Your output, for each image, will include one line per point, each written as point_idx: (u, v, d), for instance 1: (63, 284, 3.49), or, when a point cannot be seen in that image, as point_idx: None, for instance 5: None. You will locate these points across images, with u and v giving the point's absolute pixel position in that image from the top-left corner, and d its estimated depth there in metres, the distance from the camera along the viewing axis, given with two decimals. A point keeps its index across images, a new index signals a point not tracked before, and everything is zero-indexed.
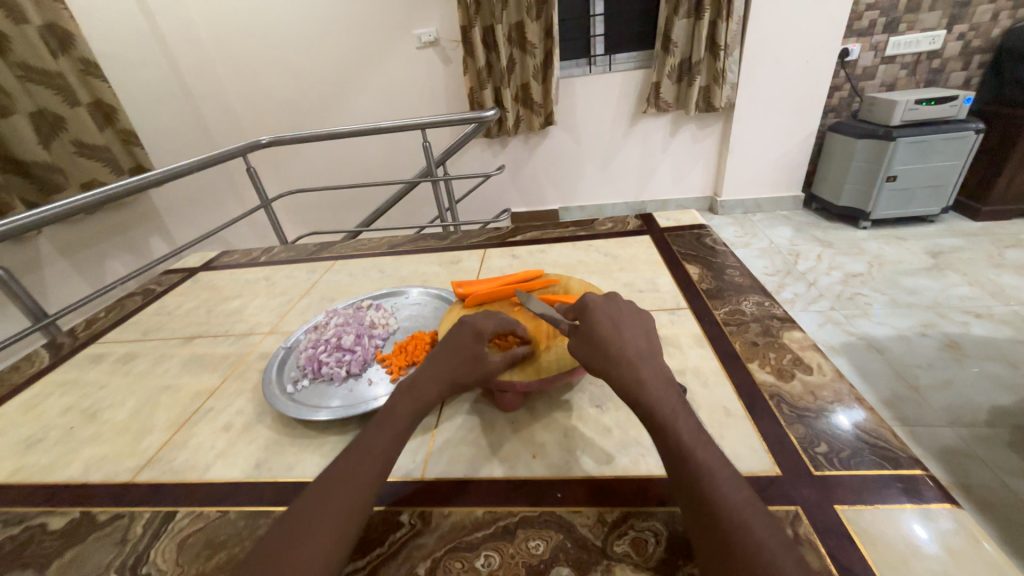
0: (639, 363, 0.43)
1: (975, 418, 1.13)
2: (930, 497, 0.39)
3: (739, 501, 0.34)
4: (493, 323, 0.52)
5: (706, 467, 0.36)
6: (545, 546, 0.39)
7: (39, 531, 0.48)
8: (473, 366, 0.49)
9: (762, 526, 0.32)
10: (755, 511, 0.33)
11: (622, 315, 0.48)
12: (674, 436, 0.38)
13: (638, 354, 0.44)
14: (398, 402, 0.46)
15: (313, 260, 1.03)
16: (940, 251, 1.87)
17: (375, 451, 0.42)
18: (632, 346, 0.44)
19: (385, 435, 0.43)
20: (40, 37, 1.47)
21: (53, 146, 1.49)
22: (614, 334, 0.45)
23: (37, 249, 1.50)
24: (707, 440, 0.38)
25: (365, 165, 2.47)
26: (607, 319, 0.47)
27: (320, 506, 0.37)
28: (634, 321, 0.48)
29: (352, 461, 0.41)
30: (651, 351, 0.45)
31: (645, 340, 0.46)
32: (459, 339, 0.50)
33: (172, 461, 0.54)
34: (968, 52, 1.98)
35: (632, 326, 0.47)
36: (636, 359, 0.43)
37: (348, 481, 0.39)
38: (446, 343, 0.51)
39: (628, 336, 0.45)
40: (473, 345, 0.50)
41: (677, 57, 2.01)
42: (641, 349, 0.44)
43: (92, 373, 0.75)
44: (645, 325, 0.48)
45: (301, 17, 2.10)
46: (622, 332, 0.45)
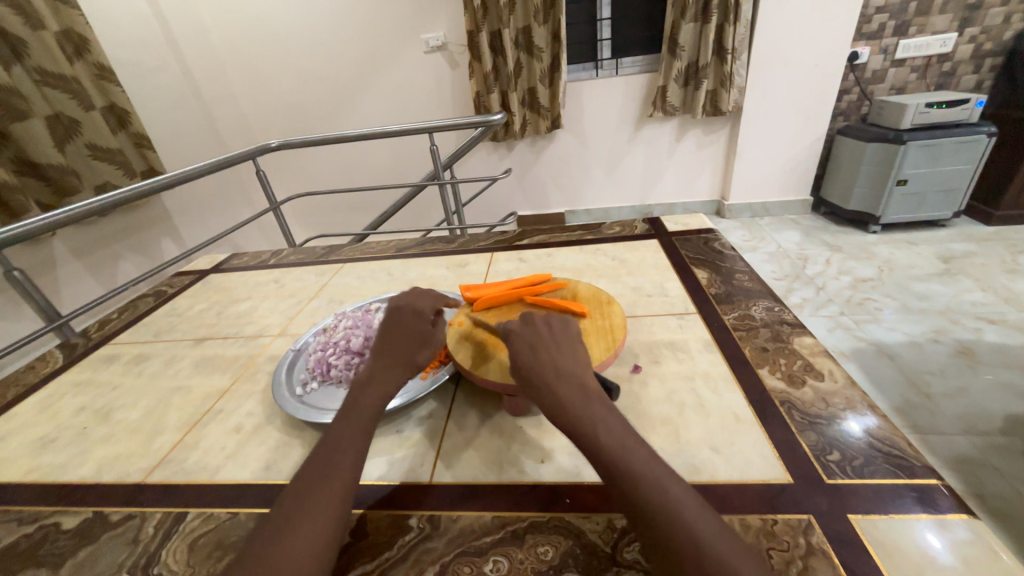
0: (571, 393, 0.41)
1: (988, 426, 1.11)
2: (945, 507, 0.39)
3: (705, 524, 0.32)
4: (431, 305, 0.56)
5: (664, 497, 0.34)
6: (554, 552, 0.39)
7: (53, 530, 0.48)
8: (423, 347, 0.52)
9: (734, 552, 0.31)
10: (725, 537, 0.32)
11: (540, 335, 0.47)
12: (620, 468, 0.36)
13: (569, 381, 0.42)
14: (366, 397, 0.46)
15: (322, 263, 1.04)
16: (952, 256, 1.85)
17: (348, 449, 0.42)
18: (557, 370, 0.44)
19: (357, 432, 0.43)
20: (56, 43, 1.50)
21: (67, 149, 1.51)
22: (545, 362, 0.44)
23: (51, 251, 1.52)
24: (662, 466, 0.36)
25: (373, 168, 2.48)
26: (536, 346, 0.46)
27: (300, 509, 0.37)
28: (559, 338, 0.47)
29: (325, 463, 0.40)
30: (579, 373, 0.43)
31: (567, 355, 0.45)
32: (407, 324, 0.53)
33: (183, 462, 0.54)
34: (980, 55, 1.96)
35: (557, 346, 0.46)
36: (566, 388, 0.42)
37: (323, 484, 0.39)
38: (393, 331, 0.52)
39: (556, 360, 0.44)
40: (422, 329, 0.53)
41: (685, 61, 2.01)
42: (561, 366, 0.44)
43: (105, 374, 0.76)
44: (570, 343, 0.47)
45: (310, 22, 2.13)
46: (547, 361, 0.44)
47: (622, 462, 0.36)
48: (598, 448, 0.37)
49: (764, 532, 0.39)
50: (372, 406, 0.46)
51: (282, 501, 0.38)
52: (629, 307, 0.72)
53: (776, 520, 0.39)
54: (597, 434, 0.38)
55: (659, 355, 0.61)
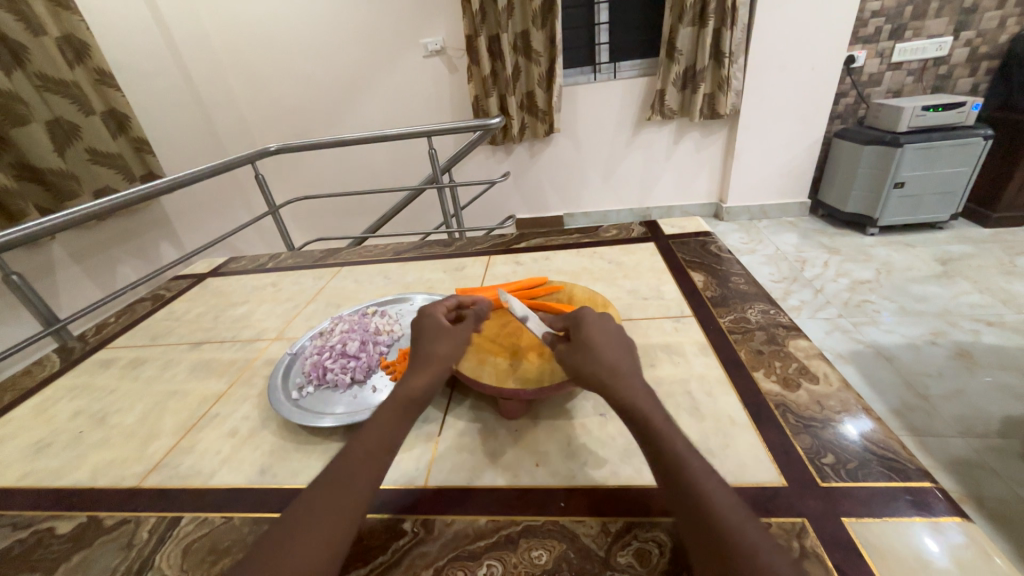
0: (624, 375, 0.43)
1: (987, 428, 1.11)
2: (939, 510, 0.39)
3: (730, 501, 0.34)
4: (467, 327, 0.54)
5: (698, 471, 0.36)
6: (548, 556, 0.39)
7: (47, 535, 0.48)
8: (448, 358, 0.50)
9: (755, 530, 0.32)
10: (748, 517, 0.33)
11: (609, 334, 0.47)
12: (663, 441, 0.38)
13: (625, 366, 0.44)
14: (390, 405, 0.46)
15: (320, 267, 1.04)
16: (949, 258, 1.85)
17: (366, 458, 0.41)
18: (616, 369, 0.44)
19: (382, 439, 0.43)
20: (57, 48, 1.51)
21: (67, 153, 1.52)
22: (601, 344, 0.45)
23: (50, 255, 1.52)
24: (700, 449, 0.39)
25: (372, 172, 2.49)
26: (596, 331, 0.47)
27: (310, 514, 0.37)
28: (617, 332, 0.48)
29: (346, 466, 0.40)
30: (634, 363, 0.45)
31: (624, 357, 0.45)
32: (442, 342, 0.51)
33: (178, 466, 0.54)
34: (975, 58, 1.97)
35: (618, 337, 0.47)
36: (621, 370, 0.44)
37: (342, 488, 0.39)
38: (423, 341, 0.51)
39: (613, 346, 0.46)
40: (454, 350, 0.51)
41: (682, 65, 2.02)
42: (620, 366, 0.44)
43: (101, 378, 0.76)
44: (628, 338, 0.48)
45: (309, 27, 2.14)
46: (610, 344, 0.46)
47: (666, 436, 0.38)
48: (646, 422, 0.40)
49: None
50: (401, 413, 0.45)
51: (301, 498, 0.39)
52: (625, 310, 0.72)
53: (770, 523, 0.39)
54: (647, 411, 0.40)
55: (655, 358, 0.61)
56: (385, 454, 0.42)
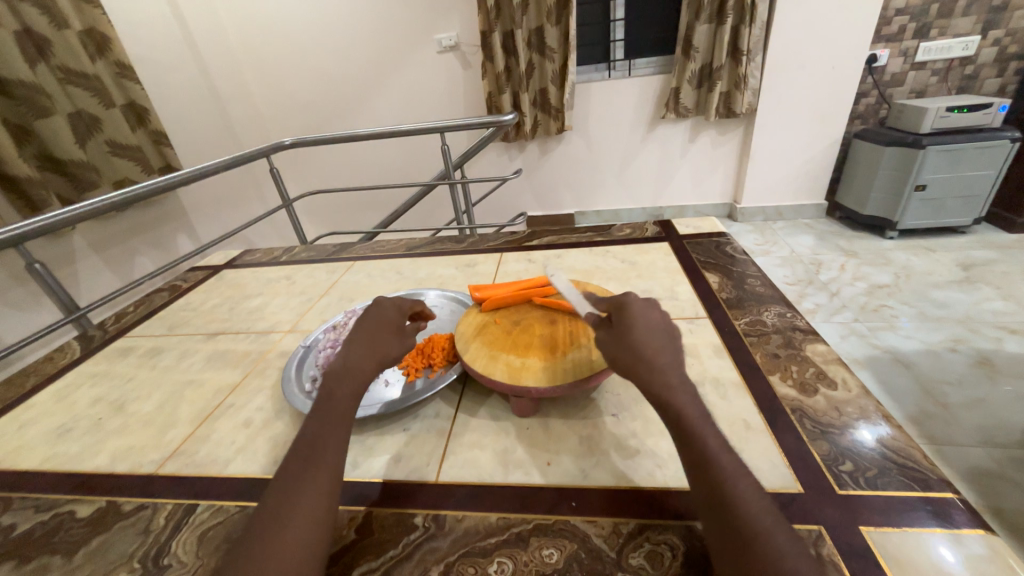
0: (667, 366, 0.41)
1: (1008, 439, 1.09)
2: (961, 522, 0.38)
3: (758, 505, 0.33)
4: (406, 301, 0.57)
5: (730, 475, 0.35)
6: (559, 555, 0.39)
7: (68, 518, 0.50)
8: (401, 340, 0.52)
9: (781, 534, 0.32)
10: (777, 523, 0.33)
11: (650, 321, 0.44)
12: (697, 440, 0.37)
13: (666, 355, 0.42)
14: (341, 391, 0.46)
15: (333, 261, 1.05)
16: (971, 264, 1.81)
17: (326, 445, 0.42)
18: (657, 358, 0.41)
19: (335, 427, 0.43)
20: (80, 42, 1.54)
21: (88, 146, 1.55)
22: (644, 334, 0.43)
23: (71, 245, 1.55)
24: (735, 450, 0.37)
25: (384, 167, 2.50)
26: (638, 318, 0.44)
27: (284, 506, 0.37)
28: (658, 321, 0.45)
29: (307, 460, 0.40)
30: (677, 353, 0.42)
31: (664, 344, 0.42)
32: (379, 315, 0.53)
33: (194, 454, 0.55)
34: (1004, 57, 1.91)
35: (659, 325, 0.44)
36: (661, 358, 0.41)
37: (307, 480, 0.39)
38: (368, 323, 0.52)
39: (656, 335, 0.43)
40: (394, 319, 0.54)
41: (698, 63, 1.99)
42: (661, 355, 0.42)
43: (120, 366, 0.77)
44: (672, 330, 0.45)
45: (325, 22, 2.15)
46: (654, 332, 0.43)
47: (700, 436, 0.37)
48: (682, 419, 0.38)
49: None
50: (349, 399, 0.46)
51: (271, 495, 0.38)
52: None
53: None
54: (683, 407, 0.39)
55: None
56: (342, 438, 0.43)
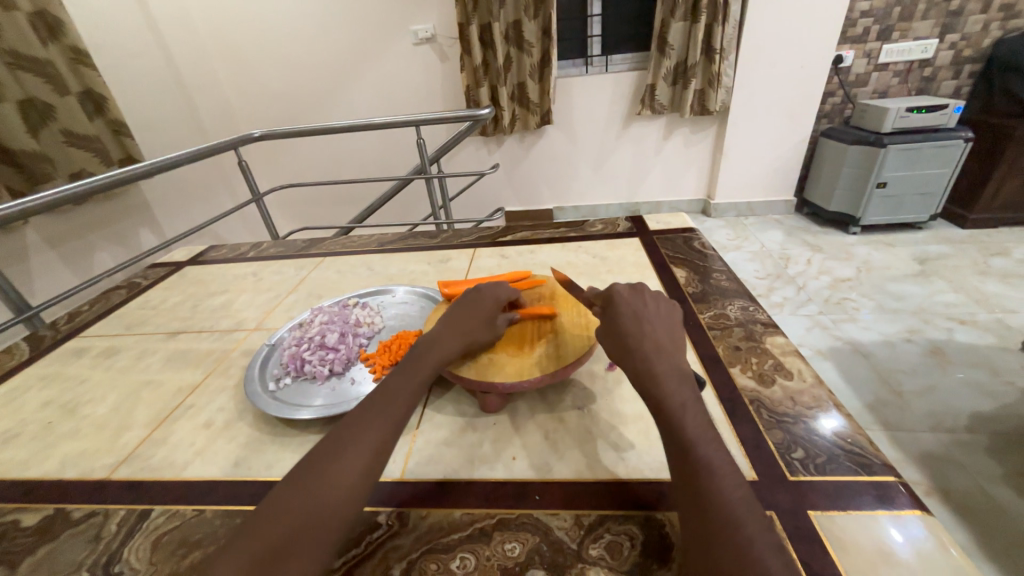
0: (656, 355, 0.44)
1: (955, 423, 1.15)
2: (901, 504, 0.40)
3: (728, 482, 0.35)
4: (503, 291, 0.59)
5: (705, 453, 0.37)
6: (521, 549, 0.39)
7: (12, 527, 0.47)
8: (489, 331, 0.54)
9: (746, 508, 0.33)
10: (744, 499, 0.34)
11: (646, 311, 0.49)
12: (678, 422, 0.39)
13: (658, 347, 0.45)
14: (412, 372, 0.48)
15: (302, 256, 1.03)
16: (927, 258, 1.89)
17: (383, 420, 0.43)
18: (657, 343, 0.46)
19: (396, 404, 0.44)
20: (29, 24, 1.45)
21: (42, 135, 1.46)
22: (635, 328, 0.47)
23: (23, 239, 1.47)
24: (713, 433, 0.39)
25: (359, 160, 2.45)
26: (630, 314, 0.48)
27: (326, 467, 0.38)
28: (657, 315, 0.49)
29: (360, 429, 0.42)
30: (671, 345, 0.46)
31: (665, 334, 0.47)
32: (477, 305, 0.56)
33: (150, 458, 0.53)
34: (959, 61, 2.00)
35: (655, 321, 0.48)
36: (652, 350, 0.45)
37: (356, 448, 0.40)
38: (458, 312, 0.55)
39: (648, 328, 0.47)
40: (490, 311, 0.55)
41: (673, 60, 2.02)
42: (660, 341, 0.46)
43: (73, 367, 0.74)
44: (672, 326, 0.49)
45: (296, 10, 2.08)
46: (643, 325, 0.47)
47: (681, 418, 0.39)
48: (666, 403, 0.41)
49: None
50: (417, 384, 0.47)
51: (305, 463, 0.39)
52: None
53: None
54: (668, 392, 0.42)
55: None
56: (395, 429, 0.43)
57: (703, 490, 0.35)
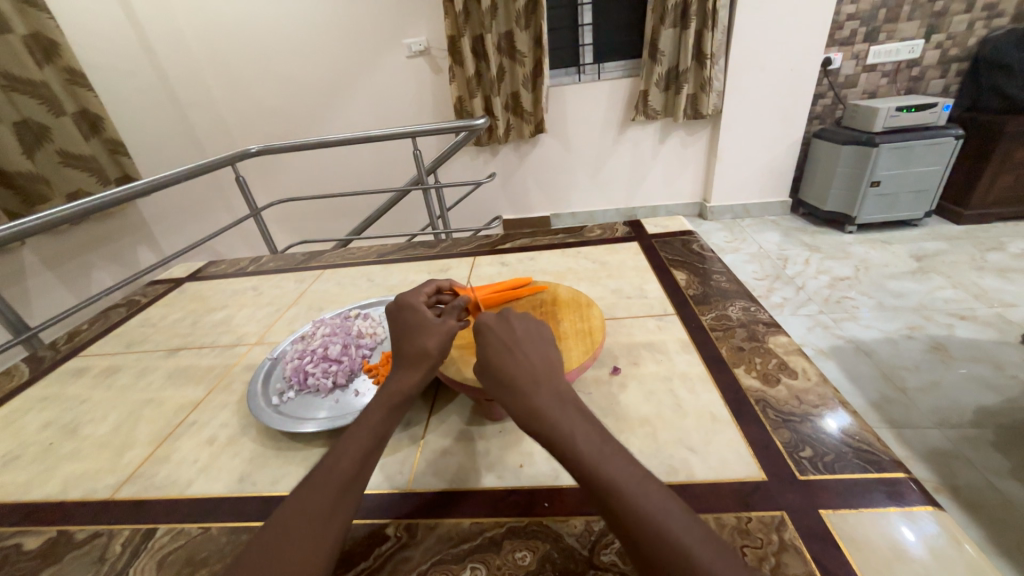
0: (534, 387, 0.41)
1: (962, 419, 1.15)
2: (912, 500, 0.40)
3: (663, 507, 0.32)
4: (417, 294, 0.55)
5: (623, 485, 0.33)
6: (532, 557, 0.39)
7: (14, 551, 0.47)
8: (428, 332, 0.49)
9: (682, 523, 0.31)
10: (684, 519, 0.32)
11: (516, 335, 0.45)
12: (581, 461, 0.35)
13: (534, 380, 0.41)
14: (378, 402, 0.45)
15: (302, 270, 1.03)
16: (924, 254, 1.90)
17: (354, 458, 0.40)
18: (532, 373, 0.42)
19: (365, 439, 0.42)
20: (25, 47, 1.46)
21: (37, 156, 1.47)
22: (508, 364, 0.43)
23: (21, 260, 1.47)
24: (621, 454, 0.36)
25: (356, 173, 2.46)
26: (497, 347, 0.44)
27: (298, 519, 0.36)
28: (530, 339, 0.46)
29: (331, 470, 0.39)
30: (547, 371, 0.43)
31: (540, 357, 0.44)
32: (406, 319, 0.52)
33: (153, 476, 0.53)
34: (946, 60, 2.03)
35: (525, 342, 0.45)
36: (528, 384, 0.41)
37: (328, 490, 0.38)
38: (398, 332, 0.51)
39: (519, 360, 0.43)
40: (419, 317, 0.51)
41: (664, 66, 2.04)
42: (537, 369, 0.42)
43: (73, 387, 0.73)
44: (545, 344, 0.46)
45: (291, 27, 2.11)
46: (515, 353, 0.43)
47: (578, 449, 0.36)
48: (562, 441, 0.37)
49: (738, 530, 0.39)
50: (382, 412, 0.44)
51: (293, 500, 0.38)
52: (609, 309, 0.73)
53: (750, 517, 0.40)
54: (560, 427, 0.37)
55: (638, 357, 0.61)
56: (373, 453, 0.42)
57: (630, 523, 0.32)
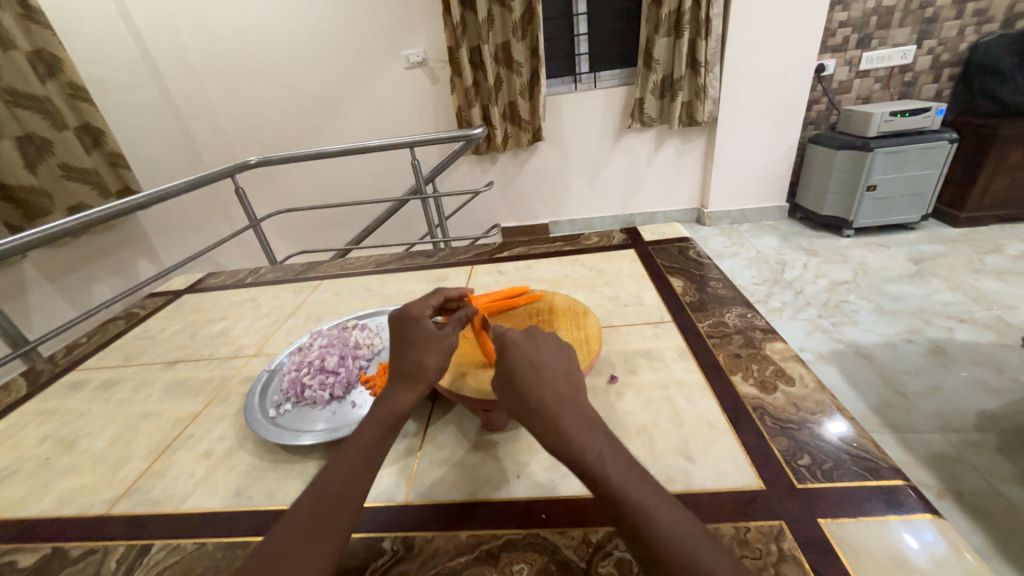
0: (561, 408, 0.41)
1: (963, 423, 1.14)
2: (912, 508, 0.39)
3: (692, 533, 0.33)
4: (423, 307, 0.54)
5: (647, 506, 0.34)
6: (529, 570, 0.38)
7: (8, 569, 0.46)
8: (432, 348, 0.49)
9: (712, 553, 0.32)
10: (703, 539, 0.32)
11: (542, 355, 0.46)
12: (606, 477, 0.36)
13: (559, 396, 0.42)
14: (373, 419, 0.45)
15: (301, 280, 1.03)
16: (922, 258, 1.91)
17: (348, 474, 0.40)
18: (558, 394, 0.42)
19: (359, 455, 0.42)
20: (29, 63, 1.48)
21: (39, 170, 1.47)
22: (534, 378, 0.43)
23: (21, 274, 1.48)
24: (641, 472, 0.37)
25: (355, 182, 2.48)
26: (523, 359, 0.45)
27: (292, 536, 0.36)
28: (552, 356, 0.46)
29: (325, 486, 0.40)
30: (569, 387, 0.43)
31: (564, 378, 0.44)
32: (409, 332, 0.51)
33: (149, 491, 0.53)
34: (938, 65, 2.05)
35: (550, 363, 0.45)
36: (555, 404, 0.41)
37: (321, 508, 0.38)
38: (399, 344, 0.51)
39: (544, 374, 0.44)
40: (422, 330, 0.51)
41: (659, 74, 2.06)
42: (562, 391, 0.43)
43: (70, 401, 0.73)
44: (566, 363, 0.46)
45: (290, 41, 2.13)
46: (541, 372, 0.44)
47: (607, 472, 0.36)
48: (587, 459, 0.37)
49: (736, 539, 0.39)
50: (377, 428, 0.44)
51: (288, 518, 0.38)
52: (606, 317, 0.73)
53: (748, 527, 0.40)
54: (585, 445, 0.38)
55: (635, 365, 0.61)
56: (365, 474, 0.41)
57: (662, 552, 0.32)
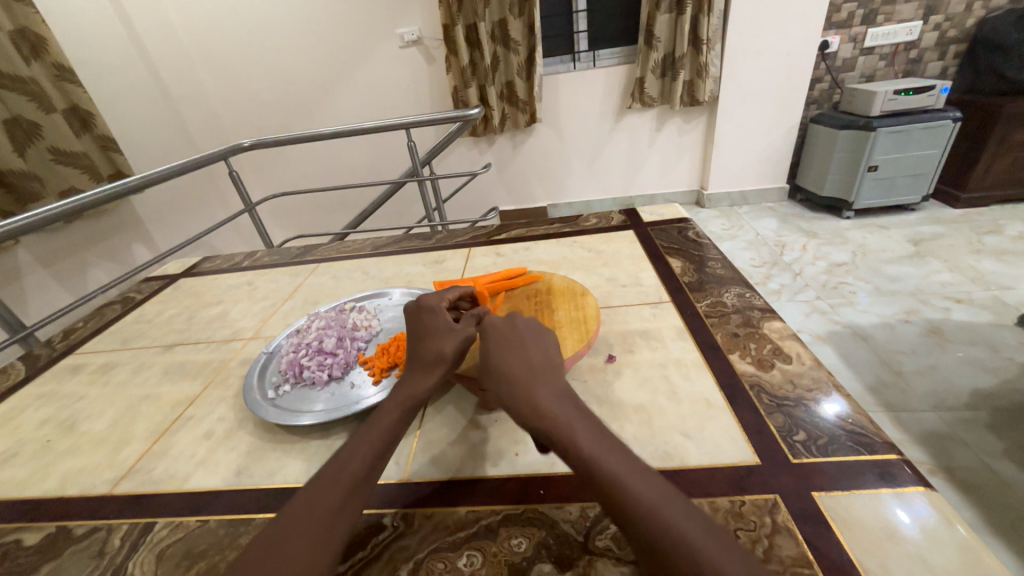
0: (534, 385, 0.41)
1: (957, 402, 1.16)
2: (905, 481, 0.40)
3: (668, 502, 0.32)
4: (444, 296, 0.55)
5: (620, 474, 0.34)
6: (528, 544, 0.39)
7: (13, 548, 0.47)
8: (448, 336, 0.49)
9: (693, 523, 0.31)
10: (679, 507, 0.32)
11: (519, 338, 0.47)
12: (578, 449, 0.36)
13: (534, 376, 0.42)
14: (391, 405, 0.45)
15: (297, 264, 1.02)
16: (921, 239, 1.90)
17: (363, 457, 0.40)
18: (533, 373, 0.43)
19: (374, 439, 0.42)
20: (11, 43, 1.44)
21: (28, 154, 1.45)
22: (508, 359, 0.44)
23: (15, 260, 1.46)
24: (616, 444, 0.37)
25: (351, 165, 2.45)
26: (499, 345, 0.46)
27: (305, 513, 0.37)
28: (532, 339, 0.47)
29: (340, 467, 0.40)
30: (545, 369, 0.44)
31: (542, 359, 0.45)
32: (428, 323, 0.52)
33: (151, 471, 0.53)
34: (944, 42, 2.01)
35: (527, 344, 0.46)
36: (528, 383, 0.42)
37: (336, 489, 0.38)
38: (417, 333, 0.52)
39: (520, 357, 0.44)
40: (440, 321, 0.51)
41: (661, 52, 2.01)
42: (538, 370, 0.43)
43: (69, 384, 0.73)
44: (546, 345, 0.47)
45: (281, 20, 2.08)
46: (516, 355, 0.45)
47: (581, 444, 0.36)
48: (558, 432, 0.37)
49: (731, 512, 0.39)
50: (393, 414, 0.44)
51: (302, 495, 0.38)
52: (604, 298, 0.72)
53: (743, 501, 0.40)
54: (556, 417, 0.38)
55: (633, 344, 0.61)
56: (381, 459, 0.41)
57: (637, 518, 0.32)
